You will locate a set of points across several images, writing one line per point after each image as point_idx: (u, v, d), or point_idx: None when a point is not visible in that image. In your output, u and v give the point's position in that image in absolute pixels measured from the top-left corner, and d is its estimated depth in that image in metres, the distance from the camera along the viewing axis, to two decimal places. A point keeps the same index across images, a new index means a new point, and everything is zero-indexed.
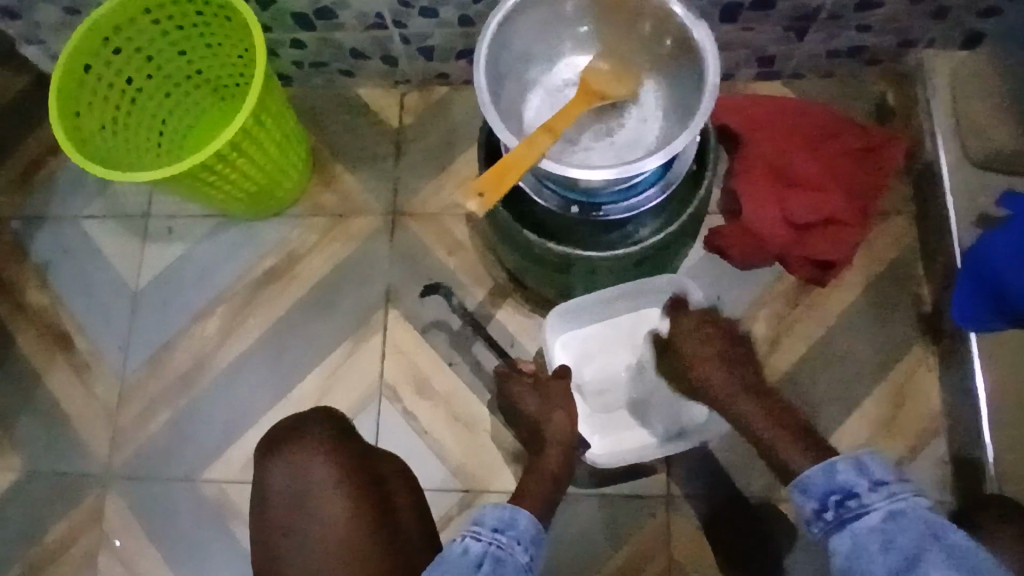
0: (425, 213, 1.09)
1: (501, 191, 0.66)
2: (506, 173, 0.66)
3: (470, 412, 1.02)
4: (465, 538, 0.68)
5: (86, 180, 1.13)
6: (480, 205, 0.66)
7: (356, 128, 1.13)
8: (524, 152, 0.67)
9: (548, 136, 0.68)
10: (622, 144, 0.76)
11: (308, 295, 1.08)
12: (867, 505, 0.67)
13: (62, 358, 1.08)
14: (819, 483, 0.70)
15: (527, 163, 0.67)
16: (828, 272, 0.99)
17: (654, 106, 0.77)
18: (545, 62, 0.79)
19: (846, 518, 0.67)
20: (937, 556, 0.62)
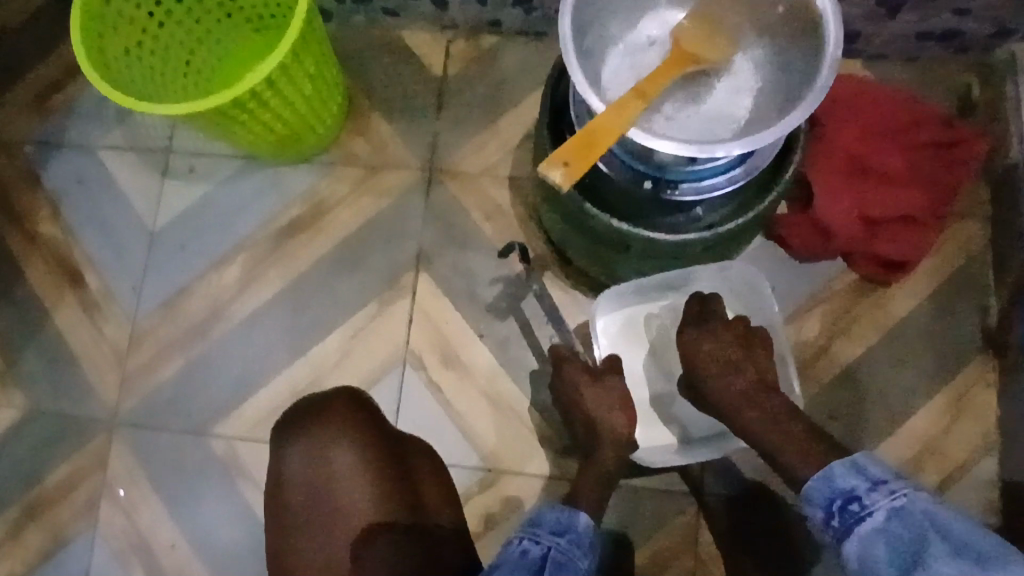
0: (464, 173, 1.02)
1: (587, 162, 0.61)
2: (595, 145, 0.62)
3: (497, 388, 0.98)
4: (523, 540, 0.71)
5: (107, 107, 1.06)
6: (565, 176, 0.61)
7: (397, 73, 1.05)
8: (614, 121, 0.62)
9: (639, 103, 0.63)
10: (709, 116, 0.70)
11: (334, 249, 1.02)
12: (869, 506, 0.65)
13: (72, 295, 1.03)
14: (820, 491, 0.69)
15: (615, 133, 0.63)
16: (895, 272, 0.93)
17: (750, 76, 0.70)
18: (630, 18, 0.72)
19: (850, 524, 0.66)
20: (939, 548, 0.61)
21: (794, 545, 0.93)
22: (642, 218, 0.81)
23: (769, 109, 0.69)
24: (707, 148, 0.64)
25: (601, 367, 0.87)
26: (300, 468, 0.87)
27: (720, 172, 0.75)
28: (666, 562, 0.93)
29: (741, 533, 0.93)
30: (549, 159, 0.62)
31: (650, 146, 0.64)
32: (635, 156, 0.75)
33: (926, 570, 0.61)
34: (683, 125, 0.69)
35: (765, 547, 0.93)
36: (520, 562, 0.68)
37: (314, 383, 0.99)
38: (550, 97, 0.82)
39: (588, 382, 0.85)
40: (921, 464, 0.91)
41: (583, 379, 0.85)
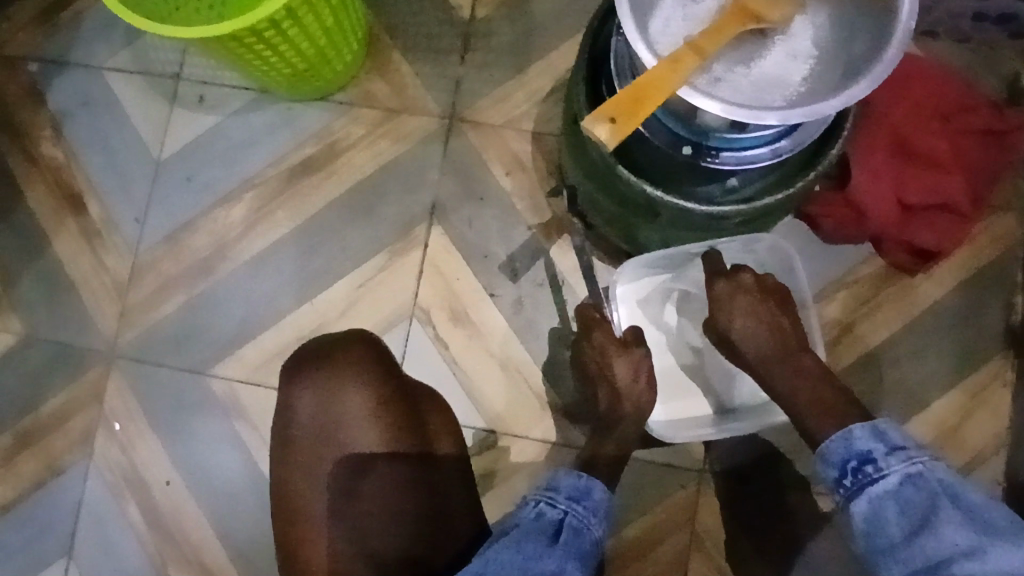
0: (486, 123, 0.98)
1: (635, 120, 0.59)
2: (645, 100, 0.59)
3: (506, 349, 0.96)
4: (539, 504, 0.70)
5: (115, 27, 1.01)
6: (611, 133, 0.59)
7: (421, 12, 1.00)
8: (667, 73, 0.59)
9: (695, 59, 0.60)
10: (762, 80, 0.66)
11: (347, 194, 0.99)
12: (882, 468, 0.64)
13: (73, 222, 0.99)
14: (836, 451, 0.67)
15: (665, 90, 0.60)
16: (923, 261, 0.91)
17: (807, 41, 0.66)
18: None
19: (861, 484, 0.65)
20: (948, 511, 0.60)
21: (793, 528, 0.92)
22: (676, 186, 0.78)
23: (826, 78, 0.65)
24: (759, 116, 0.61)
25: (625, 338, 0.84)
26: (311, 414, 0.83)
27: (764, 142, 0.72)
28: (665, 535, 0.92)
29: (741, 512, 0.93)
30: (595, 114, 0.59)
31: (698, 105, 0.62)
32: (677, 119, 0.73)
33: (933, 534, 0.59)
34: (734, 87, 0.65)
35: (764, 528, 0.92)
36: (534, 528, 0.66)
37: (319, 330, 0.97)
38: (589, 48, 0.77)
39: (618, 349, 0.82)
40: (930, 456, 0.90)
41: (614, 347, 0.83)
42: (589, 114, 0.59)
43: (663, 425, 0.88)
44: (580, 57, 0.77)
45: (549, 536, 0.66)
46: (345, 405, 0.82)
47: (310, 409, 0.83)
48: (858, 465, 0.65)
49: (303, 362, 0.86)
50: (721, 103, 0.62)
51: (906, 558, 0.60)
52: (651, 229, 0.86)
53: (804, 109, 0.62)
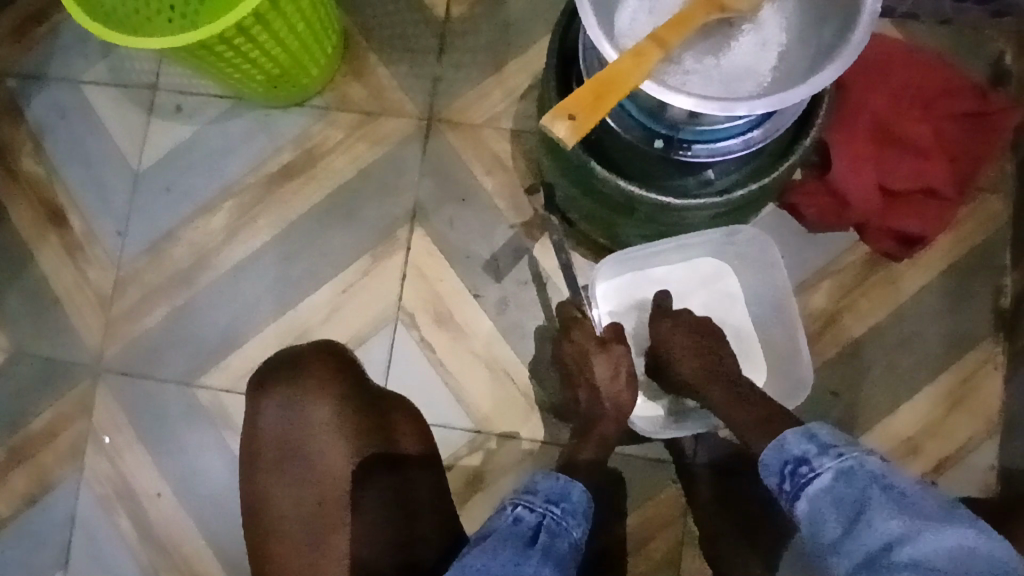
0: (464, 122, 0.97)
1: (597, 115, 0.58)
2: (604, 97, 0.58)
3: (491, 349, 0.95)
4: (517, 507, 0.70)
5: (90, 38, 1.01)
6: (570, 131, 0.57)
7: (396, 13, 0.99)
8: (628, 69, 0.58)
9: (659, 52, 0.59)
10: (731, 71, 0.66)
11: (326, 200, 0.98)
12: (815, 466, 0.64)
13: (55, 236, 0.99)
14: (774, 459, 0.67)
15: (627, 85, 0.59)
16: (909, 248, 0.89)
17: (777, 30, 0.67)
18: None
19: (798, 486, 0.64)
20: (881, 502, 0.59)
21: (784, 520, 0.92)
22: (651, 180, 0.78)
23: (794, 69, 0.65)
24: (728, 107, 0.60)
25: (606, 335, 0.83)
26: (277, 423, 0.82)
27: (736, 133, 0.72)
28: (655, 532, 0.92)
29: (732, 507, 0.92)
30: (554, 111, 0.58)
31: (669, 101, 0.61)
32: (648, 113, 0.72)
33: (868, 526, 0.58)
34: (702, 79, 0.66)
35: (755, 522, 0.92)
36: (511, 532, 0.66)
37: (304, 336, 0.97)
38: (559, 44, 0.77)
39: (597, 347, 0.81)
40: (920, 445, 0.89)
41: (592, 345, 0.82)
42: (547, 111, 0.58)
43: (640, 421, 0.88)
44: (551, 54, 0.76)
45: (526, 540, 0.66)
46: (312, 415, 0.81)
47: (275, 420, 0.82)
48: (793, 466, 0.65)
49: (268, 373, 0.85)
50: (687, 97, 0.61)
51: (845, 550, 0.59)
52: (630, 224, 0.85)
53: (767, 100, 0.61)
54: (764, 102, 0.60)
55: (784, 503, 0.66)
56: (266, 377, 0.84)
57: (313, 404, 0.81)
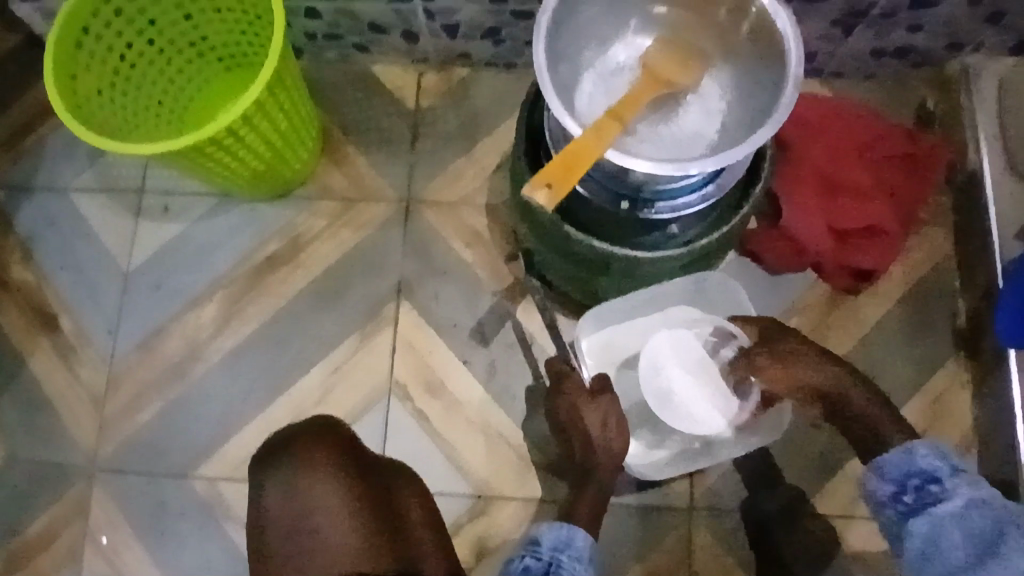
0: (441, 201, 1.03)
1: (570, 182, 0.65)
2: (576, 166, 0.65)
3: (484, 414, 0.98)
4: (524, 558, 0.72)
5: (77, 149, 1.06)
6: (549, 198, 0.65)
7: (369, 106, 1.06)
8: (592, 141, 0.66)
9: (616, 125, 0.67)
10: (681, 136, 0.75)
11: (314, 285, 1.02)
12: (947, 490, 0.72)
13: (45, 339, 1.01)
14: (898, 467, 0.75)
15: (594, 153, 0.66)
16: (863, 281, 0.97)
17: (717, 98, 0.76)
18: (601, 45, 0.77)
19: (924, 504, 0.73)
20: (1013, 535, 0.68)
21: (785, 554, 0.94)
22: (621, 238, 0.84)
23: (738, 128, 0.75)
24: (682, 167, 0.68)
25: (594, 387, 0.84)
26: (283, 507, 0.79)
27: (694, 190, 0.79)
28: None
29: (734, 547, 0.94)
30: (533, 182, 0.66)
31: (629, 165, 0.68)
32: (612, 179, 0.79)
33: (1001, 557, 0.68)
34: (657, 145, 0.74)
35: (758, 560, 0.94)
36: None
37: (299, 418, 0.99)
38: (526, 121, 0.83)
39: (586, 399, 0.83)
40: None
41: (582, 398, 0.83)
42: (527, 183, 0.66)
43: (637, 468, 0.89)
44: (518, 133, 0.83)
45: None
46: (316, 491, 0.78)
47: (280, 500, 0.79)
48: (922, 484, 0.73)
49: (270, 454, 0.82)
50: (647, 161, 0.68)
51: None
52: (606, 279, 0.91)
53: (714, 157, 0.68)
54: (711, 160, 0.68)
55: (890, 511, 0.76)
56: (271, 452, 0.83)
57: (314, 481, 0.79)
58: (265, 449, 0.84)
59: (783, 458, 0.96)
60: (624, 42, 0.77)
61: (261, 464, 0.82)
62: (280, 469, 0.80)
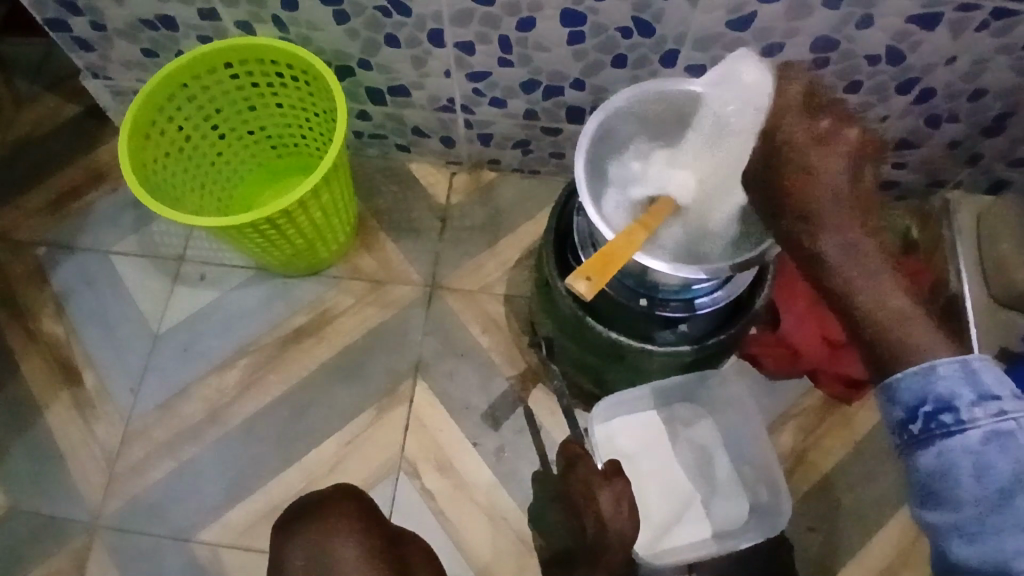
0: (463, 289, 1.10)
1: (606, 275, 0.73)
2: (610, 263, 0.73)
3: (491, 496, 1.00)
4: None
5: (122, 216, 1.12)
6: (588, 289, 0.72)
7: (403, 198, 1.15)
8: (624, 245, 0.74)
9: (644, 232, 0.77)
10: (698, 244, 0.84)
11: (336, 357, 1.07)
12: (966, 421, 0.52)
13: (67, 393, 1.03)
14: None
15: (627, 253, 0.75)
16: (857, 390, 1.03)
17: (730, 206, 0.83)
18: (622, 154, 0.86)
19: (933, 436, 0.53)
20: None
21: None
22: (635, 331, 0.90)
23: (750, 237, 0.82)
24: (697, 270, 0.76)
25: (607, 469, 0.87)
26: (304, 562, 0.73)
27: (706, 293, 0.87)
28: None
29: None
30: (574, 275, 0.73)
31: (647, 264, 0.77)
32: (633, 278, 0.85)
33: None
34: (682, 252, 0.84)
35: None
36: None
37: (307, 489, 1.01)
38: (555, 222, 0.92)
39: (600, 481, 0.86)
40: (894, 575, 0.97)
41: (597, 479, 0.86)
42: (568, 275, 0.73)
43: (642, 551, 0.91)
44: (548, 230, 0.91)
45: None
46: (339, 551, 0.73)
47: (305, 558, 0.73)
48: (932, 413, 0.53)
49: (294, 515, 0.77)
50: (665, 263, 0.77)
51: None
52: (619, 371, 0.95)
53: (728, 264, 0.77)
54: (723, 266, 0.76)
55: (899, 443, 0.55)
56: (292, 516, 0.77)
57: (338, 541, 0.74)
58: (286, 514, 0.78)
59: (779, 557, 0.99)
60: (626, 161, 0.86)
61: (283, 528, 0.76)
62: (308, 523, 0.75)
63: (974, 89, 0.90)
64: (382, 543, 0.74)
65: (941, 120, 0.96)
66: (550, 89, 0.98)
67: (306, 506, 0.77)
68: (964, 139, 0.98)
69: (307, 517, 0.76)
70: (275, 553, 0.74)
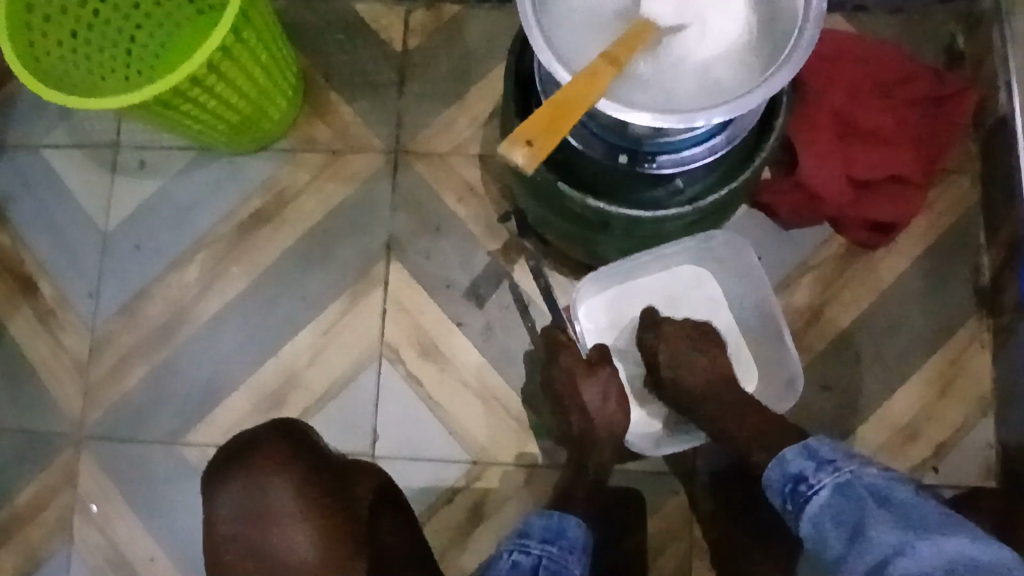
0: (431, 153, 0.97)
1: (553, 138, 0.55)
2: (560, 117, 0.56)
3: (481, 378, 0.94)
4: (512, 553, 0.66)
5: (45, 103, 1.00)
6: (528, 156, 0.54)
7: (353, 49, 0.99)
8: (582, 90, 0.57)
9: (612, 71, 0.59)
10: (688, 79, 0.65)
11: (301, 241, 0.97)
12: (817, 482, 0.67)
13: (25, 304, 0.97)
14: (776, 477, 0.70)
15: (581, 105, 0.57)
16: (885, 234, 0.90)
17: (719, 32, 0.65)
18: None
19: (800, 505, 0.67)
20: (874, 516, 0.62)
21: None
22: (620, 196, 0.77)
23: (751, 68, 0.65)
24: (688, 117, 0.62)
25: (593, 357, 0.79)
26: (240, 509, 0.72)
27: (700, 142, 0.71)
28: (665, 544, 0.91)
29: (738, 513, 0.91)
30: (510, 138, 0.54)
31: (629, 118, 0.62)
32: (607, 130, 0.71)
33: (867, 539, 0.61)
34: (665, 85, 0.64)
35: (763, 525, 0.91)
36: None
37: (287, 383, 0.95)
38: (516, 65, 0.75)
39: (584, 370, 0.78)
40: (918, 430, 0.89)
41: (580, 368, 0.78)
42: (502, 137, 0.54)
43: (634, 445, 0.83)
44: (508, 77, 0.75)
45: None
46: (272, 499, 0.72)
47: (237, 509, 0.72)
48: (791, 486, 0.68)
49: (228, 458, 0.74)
50: (649, 114, 0.62)
51: (851, 564, 0.61)
52: (608, 239, 0.84)
53: (721, 108, 0.62)
54: (715, 112, 0.62)
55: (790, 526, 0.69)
56: (223, 459, 0.74)
57: (271, 487, 0.72)
58: (224, 449, 0.76)
59: None
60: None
61: (216, 470, 0.74)
62: (239, 471, 0.73)
63: None
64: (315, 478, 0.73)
65: None
66: None
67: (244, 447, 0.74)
68: None
69: (238, 465, 0.74)
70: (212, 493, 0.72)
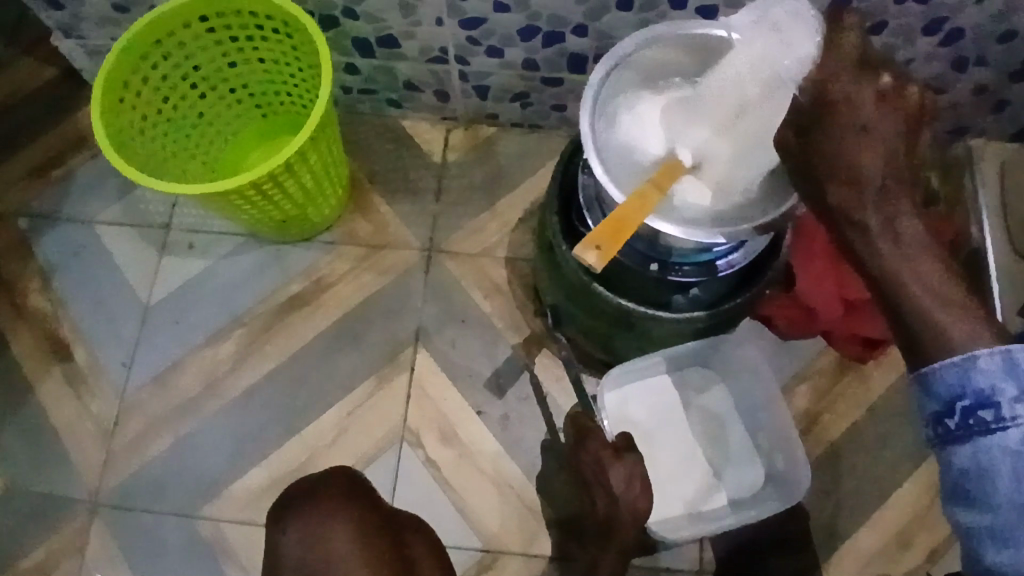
0: (462, 253, 1.06)
1: (617, 245, 0.65)
2: (622, 230, 0.65)
3: (498, 466, 0.98)
4: None
5: (104, 184, 1.07)
6: (599, 259, 0.65)
7: (397, 157, 1.09)
8: (635, 208, 0.66)
9: (658, 194, 0.68)
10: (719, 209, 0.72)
11: (333, 325, 1.03)
12: (1008, 418, 0.49)
13: (58, 370, 1.01)
14: (949, 379, 0.52)
15: (638, 220, 0.66)
16: (873, 349, 0.98)
17: None
18: (620, 107, 0.74)
19: (969, 432, 0.51)
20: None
21: None
22: (650, 298, 0.83)
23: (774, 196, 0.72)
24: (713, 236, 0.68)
25: (617, 444, 0.84)
26: (301, 548, 0.75)
27: (720, 257, 0.79)
28: None
29: None
30: (584, 243, 0.66)
31: (660, 229, 0.69)
32: (644, 241, 0.78)
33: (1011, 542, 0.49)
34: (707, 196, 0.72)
35: None
36: None
37: (309, 461, 0.98)
38: (561, 174, 0.84)
39: (611, 456, 0.83)
40: (910, 536, 0.95)
41: (607, 454, 0.83)
42: (576, 245, 0.66)
43: (679, 537, 0.88)
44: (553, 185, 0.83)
45: None
46: (334, 538, 0.75)
47: (299, 548, 0.75)
48: (969, 409, 0.50)
49: (289, 501, 0.79)
50: (678, 226, 0.69)
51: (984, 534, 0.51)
52: (628, 337, 0.89)
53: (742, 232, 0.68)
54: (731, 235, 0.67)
55: (931, 436, 0.54)
56: (287, 504, 0.78)
57: (332, 523, 0.76)
58: (281, 499, 0.80)
59: (794, 522, 0.96)
60: (625, 110, 0.74)
61: (276, 516, 0.78)
62: (301, 512, 0.77)
63: (1005, 30, 0.84)
64: (376, 518, 0.77)
65: (968, 65, 0.89)
66: (550, 37, 0.91)
67: (309, 487, 0.79)
68: (991, 84, 0.92)
69: (297, 508, 0.77)
70: (274, 536, 0.77)
